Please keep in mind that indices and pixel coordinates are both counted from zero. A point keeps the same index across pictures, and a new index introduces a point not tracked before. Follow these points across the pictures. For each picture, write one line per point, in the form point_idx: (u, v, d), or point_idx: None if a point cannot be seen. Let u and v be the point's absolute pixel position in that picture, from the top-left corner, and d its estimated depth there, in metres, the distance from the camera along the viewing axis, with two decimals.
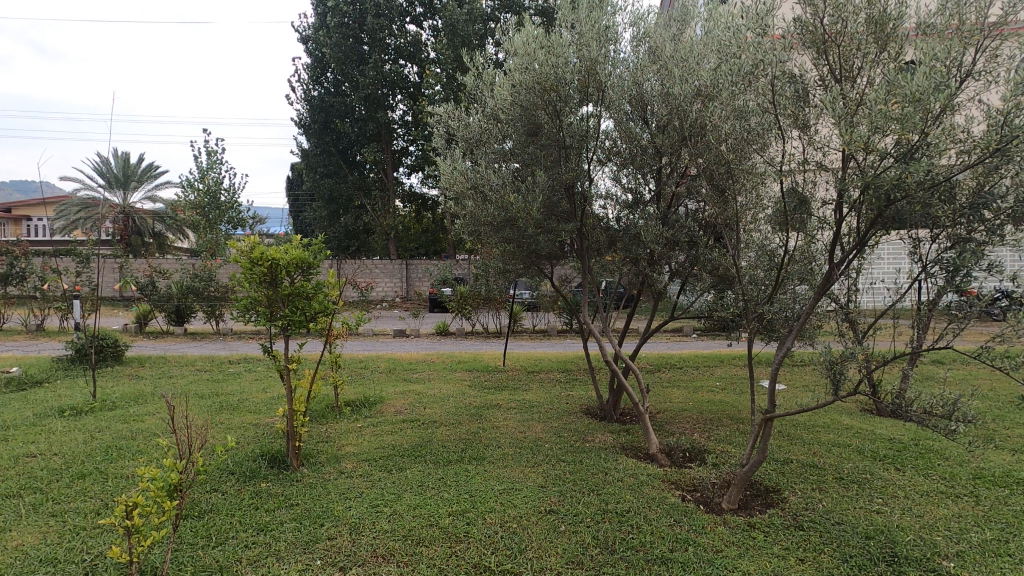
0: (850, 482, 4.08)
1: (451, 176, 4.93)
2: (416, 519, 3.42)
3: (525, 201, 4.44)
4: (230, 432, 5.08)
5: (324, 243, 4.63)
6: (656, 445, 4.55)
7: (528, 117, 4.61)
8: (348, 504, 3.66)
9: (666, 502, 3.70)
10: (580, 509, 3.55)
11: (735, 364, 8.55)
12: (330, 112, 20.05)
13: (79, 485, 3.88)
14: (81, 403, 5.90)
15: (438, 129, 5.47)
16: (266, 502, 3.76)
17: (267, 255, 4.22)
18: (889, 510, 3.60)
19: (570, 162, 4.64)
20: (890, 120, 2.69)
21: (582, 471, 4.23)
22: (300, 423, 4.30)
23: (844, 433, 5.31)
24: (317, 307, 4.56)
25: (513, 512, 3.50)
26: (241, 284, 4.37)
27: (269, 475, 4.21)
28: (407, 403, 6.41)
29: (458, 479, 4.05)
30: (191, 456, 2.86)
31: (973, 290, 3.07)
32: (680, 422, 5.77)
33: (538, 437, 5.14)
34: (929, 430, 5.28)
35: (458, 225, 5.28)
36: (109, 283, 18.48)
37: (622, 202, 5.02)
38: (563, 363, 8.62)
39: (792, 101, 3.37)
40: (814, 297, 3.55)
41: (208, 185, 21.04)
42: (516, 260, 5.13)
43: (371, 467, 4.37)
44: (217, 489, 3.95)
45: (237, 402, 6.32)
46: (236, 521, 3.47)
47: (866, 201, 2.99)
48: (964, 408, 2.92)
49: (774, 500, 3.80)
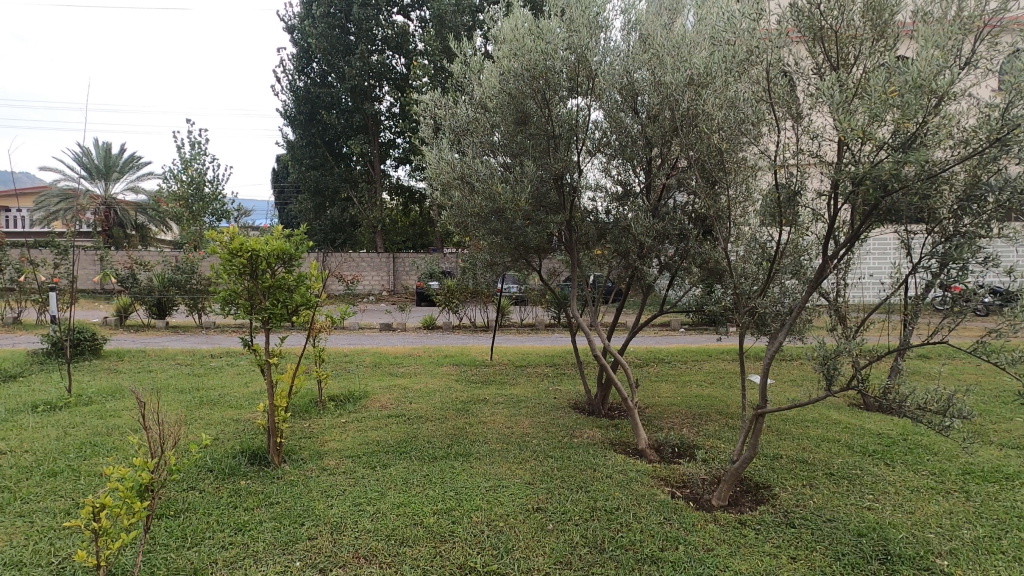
0: (840, 478, 4.05)
1: (437, 166, 4.82)
2: (399, 518, 3.32)
3: (514, 192, 4.35)
4: (210, 428, 4.96)
5: (305, 233, 4.50)
6: (644, 440, 4.49)
7: (516, 106, 4.50)
8: (329, 502, 3.55)
9: (655, 499, 3.63)
10: (568, 507, 3.47)
11: (724, 358, 8.54)
12: (316, 103, 19.79)
13: (49, 483, 3.74)
14: (56, 398, 5.74)
15: (424, 118, 5.35)
16: (245, 500, 3.65)
17: (246, 245, 4.10)
18: (880, 507, 3.55)
19: (559, 152, 4.55)
20: (890, 107, 2.62)
21: (569, 468, 4.15)
22: (281, 419, 4.19)
23: (833, 429, 5.28)
24: (299, 299, 4.43)
25: (500, 510, 3.42)
26: (220, 275, 4.25)
27: (248, 472, 4.10)
28: (392, 398, 6.31)
29: (443, 477, 3.95)
30: (164, 454, 2.74)
31: (961, 286, 2.99)
32: (669, 417, 5.72)
33: (526, 433, 5.06)
34: (918, 425, 5.26)
35: (445, 217, 5.16)
36: (89, 276, 18.10)
37: (611, 194, 4.96)
38: (550, 357, 8.54)
39: (786, 91, 3.31)
40: (806, 291, 3.47)
41: (191, 176, 20.73)
42: (504, 253, 5.04)
43: (355, 464, 4.27)
44: (194, 487, 3.83)
45: (217, 396, 6.18)
46: (213, 521, 3.36)
47: (861, 193, 2.91)
48: (959, 404, 2.84)
49: (765, 497, 3.75)
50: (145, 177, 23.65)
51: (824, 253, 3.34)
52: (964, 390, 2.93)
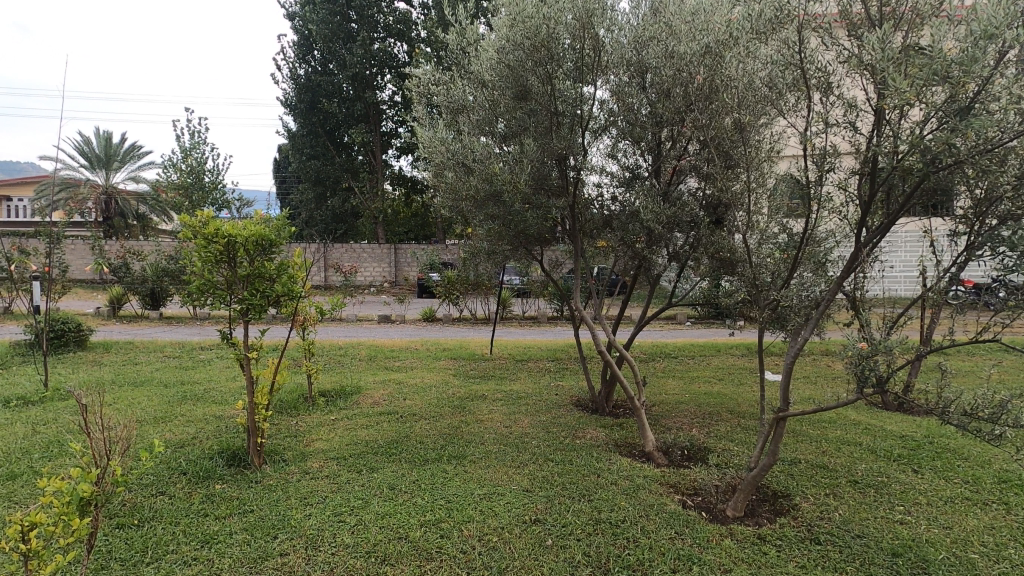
0: (866, 486, 3.72)
1: (430, 146, 4.48)
2: (382, 531, 3.01)
3: (511, 173, 4.02)
4: (190, 427, 4.66)
5: (288, 218, 4.17)
6: (652, 442, 4.19)
7: (516, 79, 4.14)
8: (308, 511, 3.25)
9: (664, 510, 3.30)
10: (568, 519, 3.15)
11: (732, 353, 8.22)
12: (316, 92, 19.46)
13: (4, 488, 3.45)
14: (31, 393, 5.46)
15: (417, 96, 5.01)
16: (217, 507, 3.34)
17: (222, 230, 3.80)
18: (914, 521, 3.22)
19: (562, 130, 4.19)
20: (950, 66, 2.26)
21: (571, 473, 3.83)
22: (261, 418, 3.87)
23: (852, 430, 4.96)
24: (281, 289, 4.10)
25: (494, 522, 3.10)
26: (194, 264, 3.90)
27: (225, 475, 3.79)
28: (386, 394, 6.00)
29: (433, 482, 3.64)
30: (108, 464, 2.42)
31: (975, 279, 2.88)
32: (676, 416, 5.39)
33: (525, 433, 4.74)
34: (943, 427, 4.93)
35: (439, 202, 4.83)
36: (81, 265, 17.80)
37: (618, 179, 4.58)
38: (552, 352, 8.23)
39: (816, 57, 2.98)
40: (835, 283, 3.10)
41: (190, 165, 20.55)
42: (502, 242, 4.71)
43: (339, 466, 3.96)
44: (164, 492, 3.53)
45: (202, 392, 5.88)
46: (180, 531, 3.07)
47: (907, 171, 2.55)
48: (1015, 412, 2.48)
49: (784, 508, 3.43)
50: (145, 165, 23.38)
51: (858, 241, 2.96)
52: (1018, 395, 2.59)
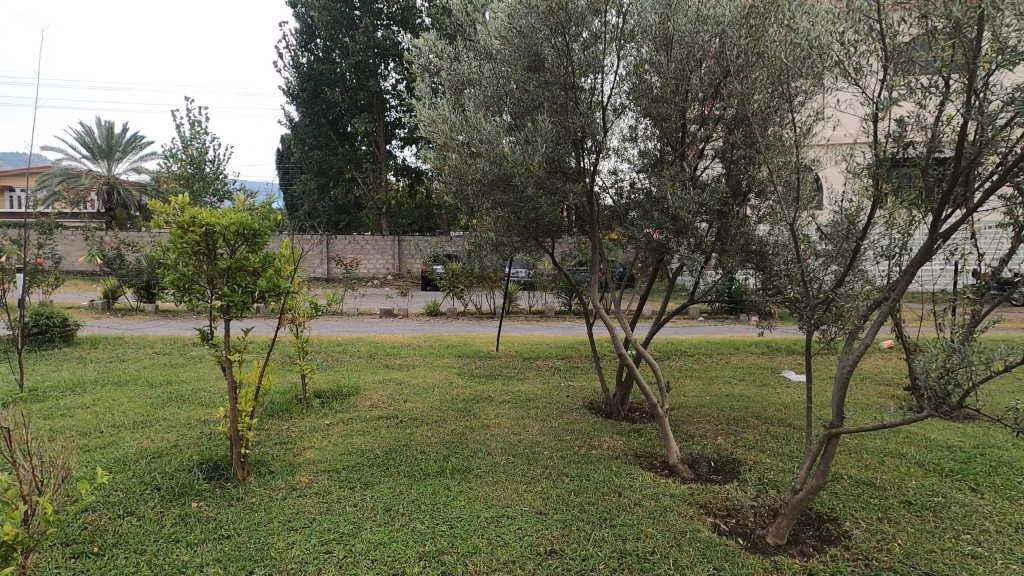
0: (921, 508, 3.30)
1: (432, 125, 4.06)
2: (375, 566, 2.61)
3: (523, 153, 3.58)
4: (170, 434, 4.28)
5: (274, 203, 3.75)
6: (677, 454, 3.77)
7: (529, 48, 3.71)
8: (291, 539, 2.85)
9: (698, 539, 2.89)
10: (589, 550, 2.75)
11: (752, 351, 7.79)
12: (319, 81, 19.05)
13: None
14: (5, 394, 5.10)
15: (419, 73, 4.59)
16: (190, 531, 2.95)
17: (199, 218, 3.39)
18: (988, 554, 2.80)
19: (580, 106, 3.74)
20: None
21: (588, 491, 3.42)
22: (242, 427, 3.46)
23: (893, 438, 4.53)
24: (266, 284, 3.68)
25: (504, 555, 2.70)
26: (167, 255, 3.49)
27: (203, 491, 3.40)
28: (387, 394, 5.60)
29: (434, 503, 3.23)
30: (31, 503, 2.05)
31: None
32: (699, 423, 4.96)
33: (536, 441, 4.33)
34: (994, 438, 4.49)
35: (441, 188, 4.42)
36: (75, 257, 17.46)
37: (638, 164, 4.14)
38: (561, 349, 7.83)
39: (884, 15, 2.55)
40: (901, 283, 2.61)
41: (190, 155, 20.21)
42: (511, 232, 4.29)
43: (331, 481, 3.57)
44: (131, 513, 3.13)
45: (190, 391, 5.51)
46: (145, 561, 2.68)
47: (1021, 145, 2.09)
48: None
49: (834, 535, 3.02)
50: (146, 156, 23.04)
51: (933, 230, 2.48)
52: None
